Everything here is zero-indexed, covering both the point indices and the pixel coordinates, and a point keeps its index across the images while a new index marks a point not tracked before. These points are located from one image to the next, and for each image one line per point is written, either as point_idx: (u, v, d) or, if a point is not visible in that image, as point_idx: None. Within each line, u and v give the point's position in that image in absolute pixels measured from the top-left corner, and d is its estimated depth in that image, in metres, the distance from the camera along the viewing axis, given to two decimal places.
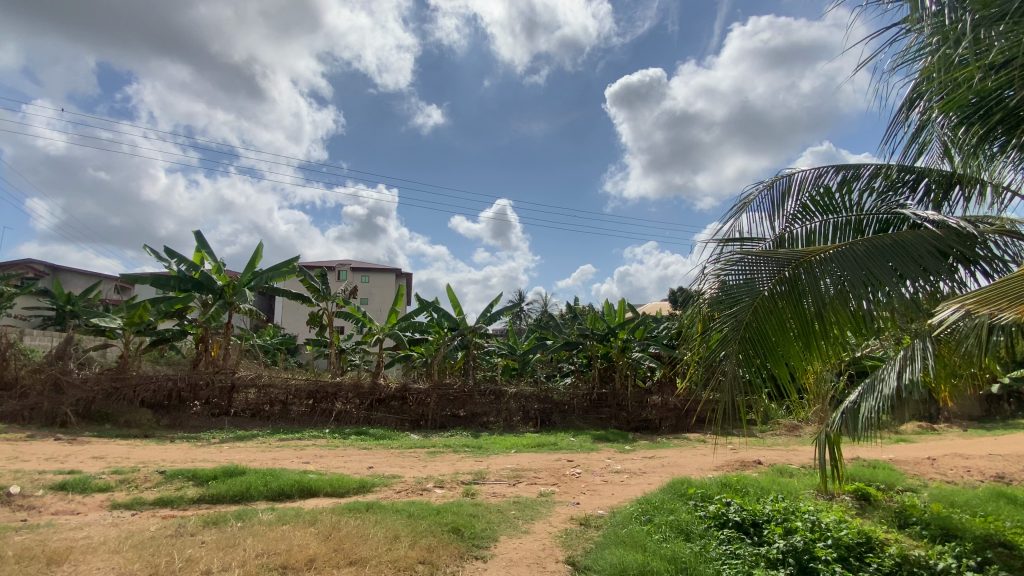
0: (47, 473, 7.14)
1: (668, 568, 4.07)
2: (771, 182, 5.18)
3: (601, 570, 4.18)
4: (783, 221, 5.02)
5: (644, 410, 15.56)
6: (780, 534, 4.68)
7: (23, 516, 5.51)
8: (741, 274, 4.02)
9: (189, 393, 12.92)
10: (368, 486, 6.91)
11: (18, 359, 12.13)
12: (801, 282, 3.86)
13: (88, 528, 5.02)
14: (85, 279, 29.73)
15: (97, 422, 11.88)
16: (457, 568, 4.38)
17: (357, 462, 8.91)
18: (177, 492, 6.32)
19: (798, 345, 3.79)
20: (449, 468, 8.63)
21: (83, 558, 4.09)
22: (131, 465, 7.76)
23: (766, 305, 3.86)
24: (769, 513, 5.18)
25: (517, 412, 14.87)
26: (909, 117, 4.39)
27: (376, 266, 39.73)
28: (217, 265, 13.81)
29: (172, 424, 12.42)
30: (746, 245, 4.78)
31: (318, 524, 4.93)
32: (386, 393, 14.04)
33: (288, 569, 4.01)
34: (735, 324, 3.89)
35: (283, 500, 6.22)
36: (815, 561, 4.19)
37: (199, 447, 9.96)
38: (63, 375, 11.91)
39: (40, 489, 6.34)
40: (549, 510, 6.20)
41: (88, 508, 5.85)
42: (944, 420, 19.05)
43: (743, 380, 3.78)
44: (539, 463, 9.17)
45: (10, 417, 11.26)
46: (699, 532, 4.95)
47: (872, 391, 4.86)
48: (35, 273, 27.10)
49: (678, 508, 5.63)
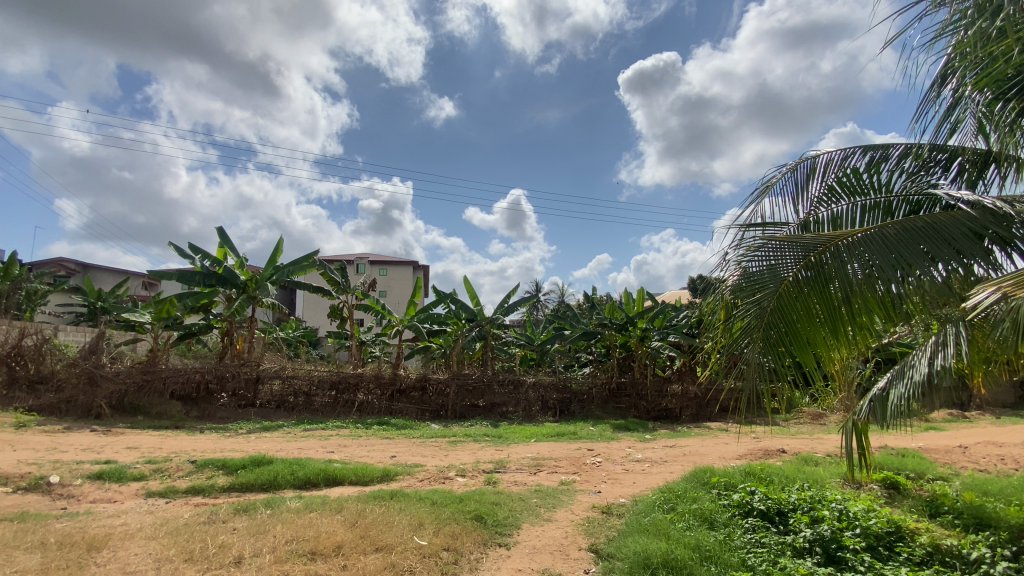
0: (85, 462, 7.43)
1: (692, 556, 4.06)
2: (795, 165, 5.03)
3: (624, 558, 4.19)
4: (807, 205, 4.90)
5: (664, 399, 15.46)
6: (807, 523, 4.61)
7: (63, 505, 5.76)
8: (764, 261, 3.93)
9: (216, 385, 13.25)
10: (391, 475, 7.02)
11: (54, 354, 12.58)
12: (828, 267, 3.74)
13: (125, 516, 5.21)
14: (115, 275, 30.78)
15: (130, 413, 12.29)
16: (481, 555, 4.44)
17: (380, 451, 9.06)
18: (208, 481, 6.52)
19: (825, 331, 3.71)
20: (470, 456, 8.73)
21: (121, 544, 4.25)
22: (164, 455, 8.02)
23: (791, 292, 3.77)
24: (795, 502, 5.11)
25: (536, 402, 14.90)
26: (941, 94, 4.21)
27: (394, 259, 40.25)
28: (240, 260, 14.06)
29: (201, 415, 12.79)
30: (768, 230, 4.67)
31: (343, 512, 5.02)
32: (406, 383, 14.25)
33: (317, 555, 4.11)
34: (759, 312, 3.82)
35: (309, 489, 6.36)
36: (843, 550, 4.13)
37: (227, 437, 10.24)
38: (97, 369, 12.27)
39: (78, 478, 6.61)
40: (571, 498, 6.23)
41: (124, 496, 6.08)
42: (977, 408, 18.50)
43: (767, 368, 3.72)
44: (559, 452, 9.18)
45: (49, 409, 11.75)
46: (723, 521, 4.91)
47: (901, 377, 4.72)
48: (67, 271, 28.15)
49: (702, 496, 5.60)
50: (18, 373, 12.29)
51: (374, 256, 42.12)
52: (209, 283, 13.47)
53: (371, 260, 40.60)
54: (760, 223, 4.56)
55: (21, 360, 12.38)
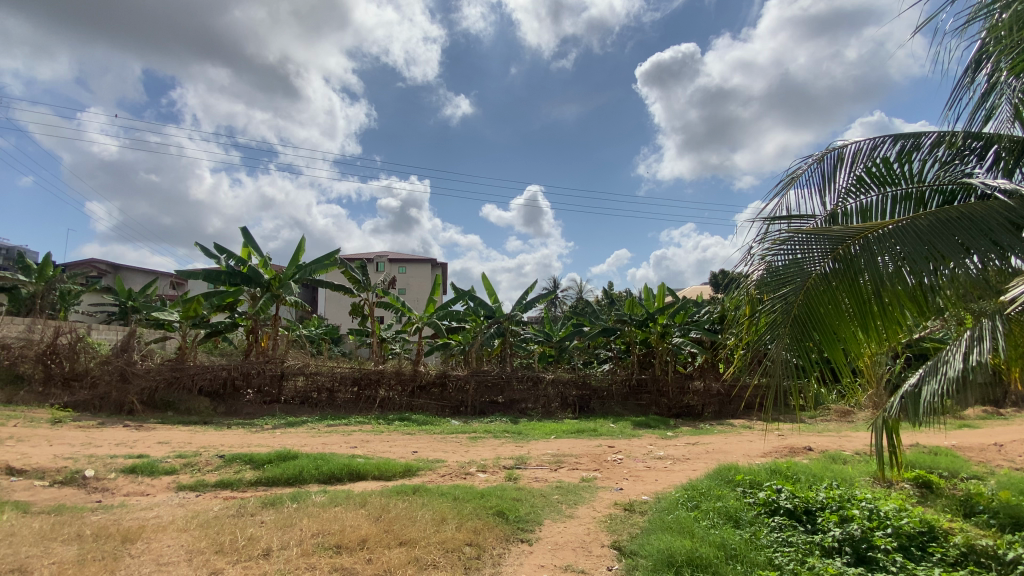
0: (119, 457, 7.67)
1: (718, 555, 4.01)
2: (821, 155, 4.88)
3: (648, 555, 4.16)
4: (834, 196, 4.74)
5: (685, 396, 15.30)
6: (836, 522, 4.51)
7: (99, 498, 5.97)
8: (789, 255, 3.83)
9: (242, 382, 13.55)
10: (413, 470, 7.10)
11: (87, 352, 13.02)
12: (857, 260, 3.63)
13: (158, 509, 5.37)
14: (144, 275, 31.73)
15: (161, 409, 12.67)
16: (504, 550, 4.46)
17: (402, 446, 9.17)
18: (236, 475, 6.68)
19: (854, 326, 3.61)
20: (490, 452, 8.77)
21: (154, 537, 4.39)
22: (193, 450, 8.24)
23: (819, 285, 3.67)
24: (823, 501, 5.00)
25: (555, 399, 14.88)
26: (975, 80, 4.05)
27: (413, 257, 40.62)
28: (263, 259, 14.33)
29: (228, 411, 13.11)
30: (794, 223, 4.56)
31: (367, 506, 5.09)
32: (426, 380, 14.38)
33: (342, 548, 4.17)
34: (785, 307, 3.73)
35: (334, 483, 6.47)
36: (875, 550, 4.02)
37: (254, 433, 10.48)
38: (128, 366, 12.65)
39: (112, 472, 6.83)
40: (592, 495, 6.22)
41: (156, 490, 6.27)
42: (1013, 404, 17.81)
43: (794, 364, 3.64)
44: (579, 448, 9.16)
45: (84, 405, 12.18)
46: (749, 519, 4.84)
47: (934, 373, 4.56)
48: (98, 272, 29.12)
49: (726, 494, 5.52)
50: (54, 370, 12.75)
51: (393, 254, 42.54)
52: (234, 283, 13.76)
53: (390, 259, 41.01)
54: (785, 216, 4.45)
55: (57, 358, 12.82)
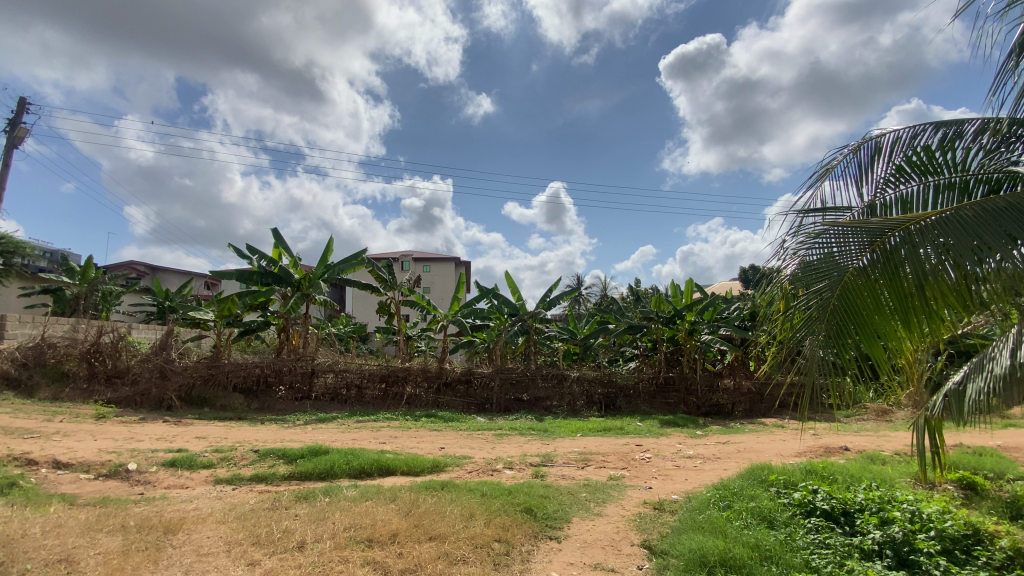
0: (159, 451, 7.99)
1: (752, 556, 3.92)
2: (857, 145, 4.71)
3: (678, 555, 4.11)
4: (872, 187, 4.59)
5: (714, 394, 15.02)
6: (875, 524, 4.35)
7: (142, 490, 6.23)
8: (824, 249, 3.72)
9: (274, 379, 13.90)
10: (441, 466, 7.17)
11: (129, 350, 13.58)
12: (897, 252, 3.49)
13: (196, 501, 5.57)
14: (180, 276, 32.95)
15: (198, 405, 13.14)
16: (533, 547, 4.46)
17: (429, 443, 9.28)
18: (270, 469, 6.87)
19: (896, 322, 3.47)
20: (517, 450, 8.78)
21: (194, 528, 4.55)
22: (229, 445, 8.51)
23: (857, 280, 3.54)
24: (862, 502, 4.83)
25: (581, 397, 14.80)
26: (1020, 63, 3.82)
27: (437, 256, 41.02)
28: (294, 259, 14.67)
29: (262, 407, 13.49)
30: (830, 216, 4.41)
31: (397, 501, 5.16)
32: (452, 377, 14.52)
33: (373, 542, 4.25)
34: (821, 303, 3.62)
35: (364, 478, 6.60)
36: (917, 554, 3.86)
37: (286, 428, 10.76)
38: (167, 364, 13.15)
39: (154, 466, 7.12)
40: (620, 493, 6.17)
41: (195, 483, 6.51)
42: None
43: (830, 362, 3.52)
44: (607, 447, 9.09)
45: (126, 401, 12.74)
46: (784, 520, 4.72)
47: (979, 371, 4.35)
48: (137, 273, 30.33)
49: (759, 494, 5.39)
50: (98, 368, 13.34)
51: (418, 253, 43.00)
52: (266, 283, 14.13)
53: (414, 258, 41.50)
54: (820, 209, 4.31)
55: (100, 356, 13.40)
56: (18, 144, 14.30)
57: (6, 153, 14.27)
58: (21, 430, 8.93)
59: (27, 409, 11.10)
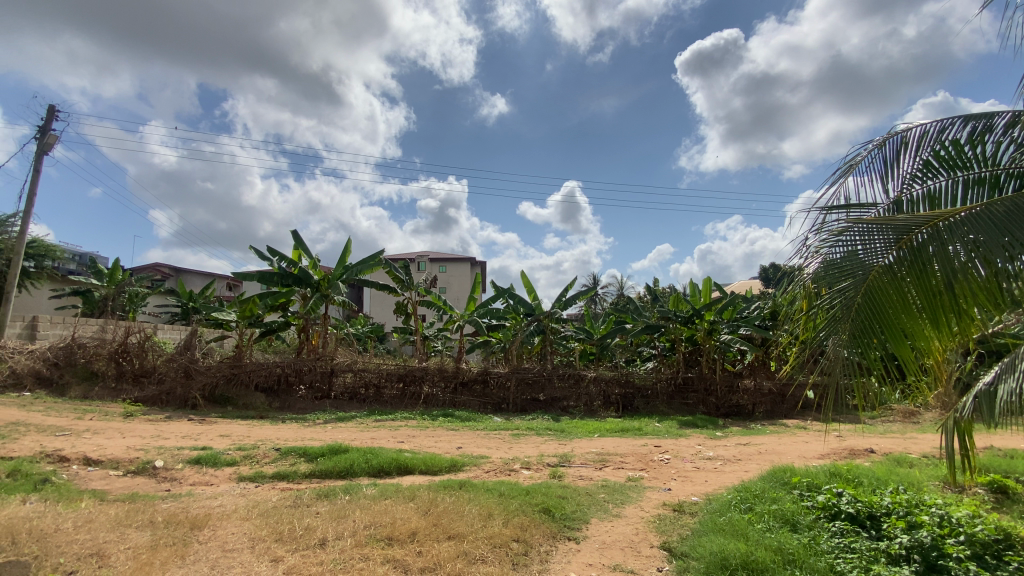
0: (185, 449, 8.18)
1: (775, 559, 3.87)
2: (882, 141, 4.60)
3: (699, 558, 4.07)
4: (898, 183, 4.47)
5: (734, 395, 14.81)
6: (903, 529, 4.24)
7: (168, 487, 6.40)
8: (849, 247, 3.64)
9: (295, 378, 14.11)
10: (458, 466, 7.20)
11: (155, 351, 13.95)
12: (925, 249, 3.39)
13: (221, 498, 5.70)
14: (203, 278, 33.70)
15: (221, 404, 13.42)
16: (551, 547, 4.46)
17: (447, 442, 9.33)
18: (292, 467, 6.99)
19: (924, 321, 3.38)
20: (534, 450, 8.78)
21: (219, 524, 4.66)
22: (251, 443, 8.68)
23: (883, 278, 3.45)
24: (889, 506, 4.70)
25: (598, 397, 14.72)
26: None
27: (453, 256, 41.24)
28: (313, 261, 14.88)
29: (283, 406, 13.72)
30: (853, 213, 4.31)
31: (416, 500, 5.21)
32: (468, 376, 14.58)
33: (393, 540, 4.29)
34: (845, 302, 3.54)
35: (383, 477, 6.67)
36: (946, 559, 3.74)
37: (307, 427, 10.95)
38: (191, 363, 13.47)
39: (180, 463, 7.29)
40: (639, 495, 6.12)
41: (219, 480, 6.65)
42: None
43: (855, 362, 3.44)
44: (625, 448, 9.02)
45: (153, 400, 13.09)
46: (807, 523, 4.63)
47: (1011, 371, 4.19)
48: (162, 275, 31.13)
49: (782, 497, 5.31)
50: (125, 367, 13.71)
51: (434, 254, 43.27)
52: (286, 284, 14.38)
53: (431, 259, 41.86)
54: (844, 206, 4.22)
55: (128, 356, 13.78)
56: (48, 151, 14.79)
57: (37, 160, 14.77)
58: (54, 428, 9.24)
59: (59, 408, 11.47)
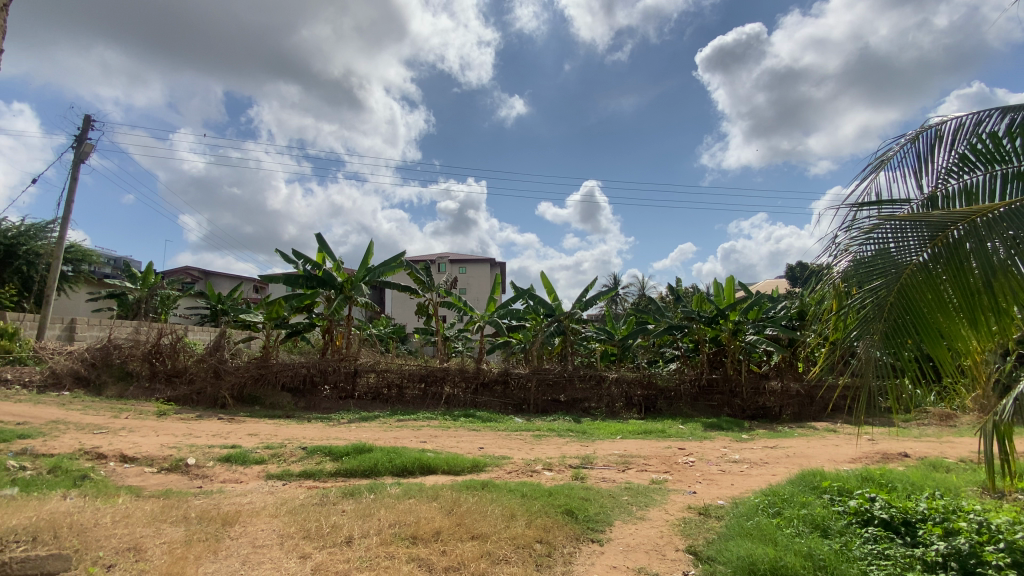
0: (215, 447, 8.40)
1: (805, 565, 3.78)
2: (915, 134, 4.46)
3: (726, 562, 4.01)
4: (933, 178, 4.33)
5: (760, 396, 14.50)
6: (939, 536, 4.09)
7: (200, 483, 6.60)
8: (880, 244, 3.53)
9: (320, 378, 14.37)
10: (481, 466, 7.24)
11: (186, 351, 14.38)
12: (962, 245, 3.28)
13: (251, 495, 5.84)
14: (231, 281, 34.61)
15: (249, 403, 13.76)
16: (574, 549, 4.44)
17: (469, 442, 9.38)
18: (318, 466, 7.12)
19: (962, 320, 3.26)
20: (556, 451, 8.76)
21: (249, 521, 4.77)
22: (278, 442, 8.87)
23: (918, 276, 3.34)
24: (925, 512, 4.54)
25: (620, 398, 14.59)
26: None
27: (473, 257, 41.47)
28: (337, 263, 15.13)
29: (308, 406, 13.98)
30: (885, 210, 4.19)
31: (440, 499, 5.26)
32: (489, 377, 14.63)
33: (418, 539, 4.34)
34: (877, 302, 3.44)
35: (406, 476, 6.75)
36: (985, 567, 3.59)
37: (332, 426, 11.13)
38: (220, 364, 13.85)
39: (211, 461, 7.51)
40: (663, 497, 6.05)
41: (248, 477, 6.83)
42: None
43: (887, 363, 3.33)
44: (648, 450, 8.93)
45: (185, 399, 13.50)
46: (838, 529, 4.51)
47: None
48: (192, 278, 32.06)
49: (811, 501, 5.18)
50: (158, 368, 14.16)
51: (454, 256, 43.54)
52: (311, 286, 14.68)
53: (451, 260, 42.17)
54: (875, 202, 4.10)
55: (161, 357, 14.22)
56: (85, 159, 15.40)
57: (74, 168, 15.39)
58: (92, 426, 9.59)
59: (96, 407, 11.90)
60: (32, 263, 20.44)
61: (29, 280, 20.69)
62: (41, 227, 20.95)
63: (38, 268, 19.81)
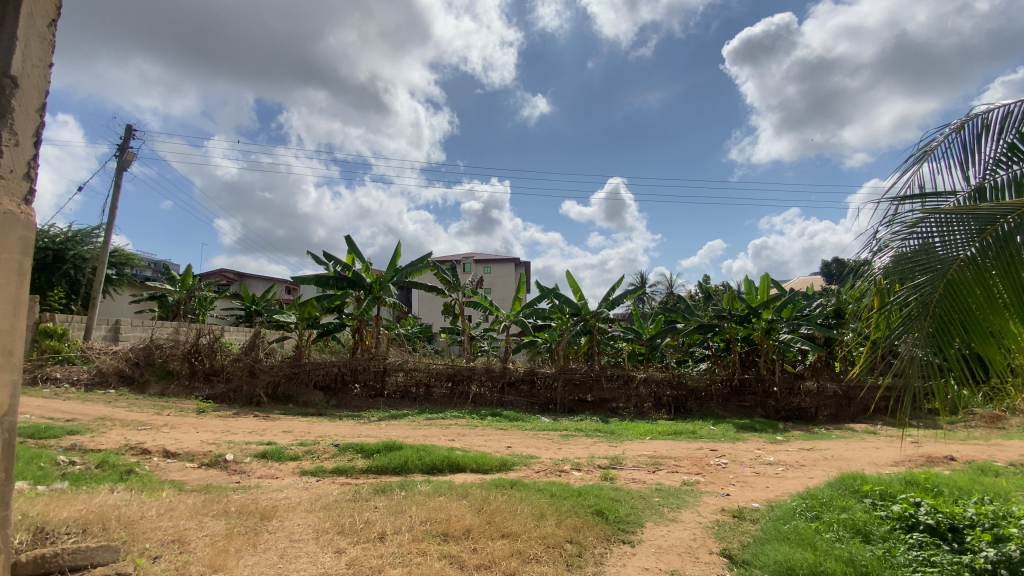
0: (252, 443, 8.69)
1: (847, 571, 3.65)
2: (960, 124, 4.26)
3: (764, 566, 3.92)
4: (980, 169, 4.12)
5: (795, 397, 14.09)
6: (989, 543, 3.88)
7: (239, 478, 6.84)
8: (925, 237, 3.39)
9: (350, 377, 14.66)
10: (509, 465, 7.25)
11: (223, 351, 14.87)
12: (1013, 239, 3.15)
13: (286, 491, 6.01)
14: (264, 281, 35.62)
15: (284, 401, 14.15)
16: (606, 550, 4.40)
17: (497, 441, 9.43)
18: (350, 463, 7.26)
19: (1012, 316, 3.11)
20: (584, 451, 8.71)
21: (286, 515, 4.91)
22: (311, 439, 9.10)
23: (965, 271, 3.19)
24: (973, 517, 4.34)
25: (648, 398, 14.40)
26: None
27: (497, 257, 41.61)
28: (366, 264, 15.40)
29: (339, 404, 14.28)
30: (929, 202, 4.01)
31: (469, 497, 5.29)
32: (515, 376, 14.66)
33: (448, 536, 4.39)
34: (922, 299, 3.28)
35: (436, 474, 6.82)
36: None
37: (363, 424, 11.34)
38: (255, 363, 14.28)
39: (248, 457, 7.75)
40: (695, 499, 5.94)
41: (284, 473, 7.03)
42: None
43: (933, 363, 3.16)
44: (678, 451, 8.79)
45: (222, 397, 13.96)
46: (881, 534, 4.34)
47: None
48: (227, 280, 33.17)
49: (852, 505, 5.01)
50: (197, 367, 14.68)
51: (479, 256, 43.73)
52: (341, 286, 15.04)
53: (476, 260, 42.48)
54: (919, 195, 3.93)
55: (199, 356, 14.74)
56: (127, 166, 16.11)
57: (117, 175, 16.10)
58: (136, 422, 10.03)
59: (140, 404, 12.42)
60: (80, 267, 21.51)
61: (77, 284, 21.78)
62: (87, 232, 22.07)
63: (85, 272, 20.83)
